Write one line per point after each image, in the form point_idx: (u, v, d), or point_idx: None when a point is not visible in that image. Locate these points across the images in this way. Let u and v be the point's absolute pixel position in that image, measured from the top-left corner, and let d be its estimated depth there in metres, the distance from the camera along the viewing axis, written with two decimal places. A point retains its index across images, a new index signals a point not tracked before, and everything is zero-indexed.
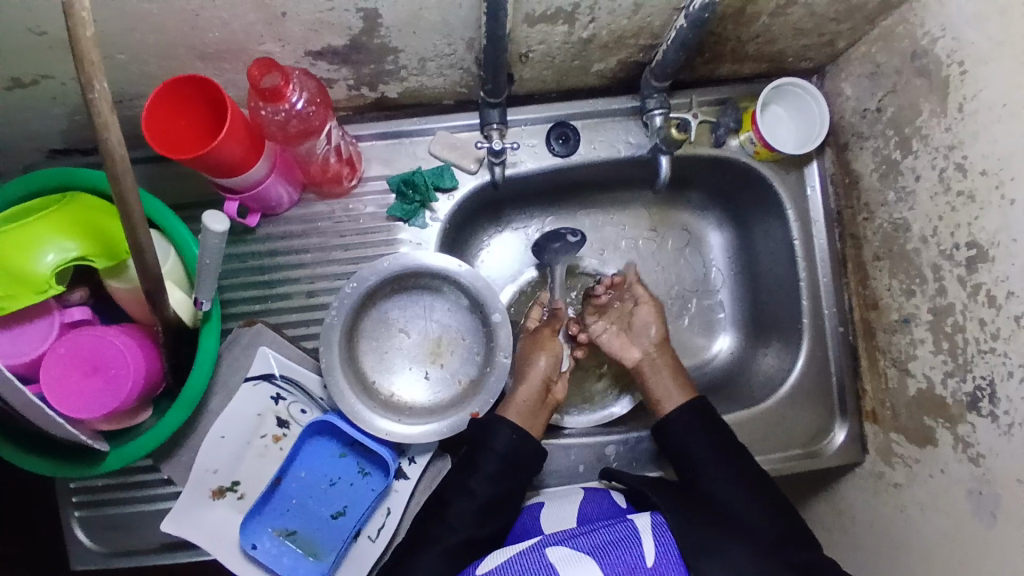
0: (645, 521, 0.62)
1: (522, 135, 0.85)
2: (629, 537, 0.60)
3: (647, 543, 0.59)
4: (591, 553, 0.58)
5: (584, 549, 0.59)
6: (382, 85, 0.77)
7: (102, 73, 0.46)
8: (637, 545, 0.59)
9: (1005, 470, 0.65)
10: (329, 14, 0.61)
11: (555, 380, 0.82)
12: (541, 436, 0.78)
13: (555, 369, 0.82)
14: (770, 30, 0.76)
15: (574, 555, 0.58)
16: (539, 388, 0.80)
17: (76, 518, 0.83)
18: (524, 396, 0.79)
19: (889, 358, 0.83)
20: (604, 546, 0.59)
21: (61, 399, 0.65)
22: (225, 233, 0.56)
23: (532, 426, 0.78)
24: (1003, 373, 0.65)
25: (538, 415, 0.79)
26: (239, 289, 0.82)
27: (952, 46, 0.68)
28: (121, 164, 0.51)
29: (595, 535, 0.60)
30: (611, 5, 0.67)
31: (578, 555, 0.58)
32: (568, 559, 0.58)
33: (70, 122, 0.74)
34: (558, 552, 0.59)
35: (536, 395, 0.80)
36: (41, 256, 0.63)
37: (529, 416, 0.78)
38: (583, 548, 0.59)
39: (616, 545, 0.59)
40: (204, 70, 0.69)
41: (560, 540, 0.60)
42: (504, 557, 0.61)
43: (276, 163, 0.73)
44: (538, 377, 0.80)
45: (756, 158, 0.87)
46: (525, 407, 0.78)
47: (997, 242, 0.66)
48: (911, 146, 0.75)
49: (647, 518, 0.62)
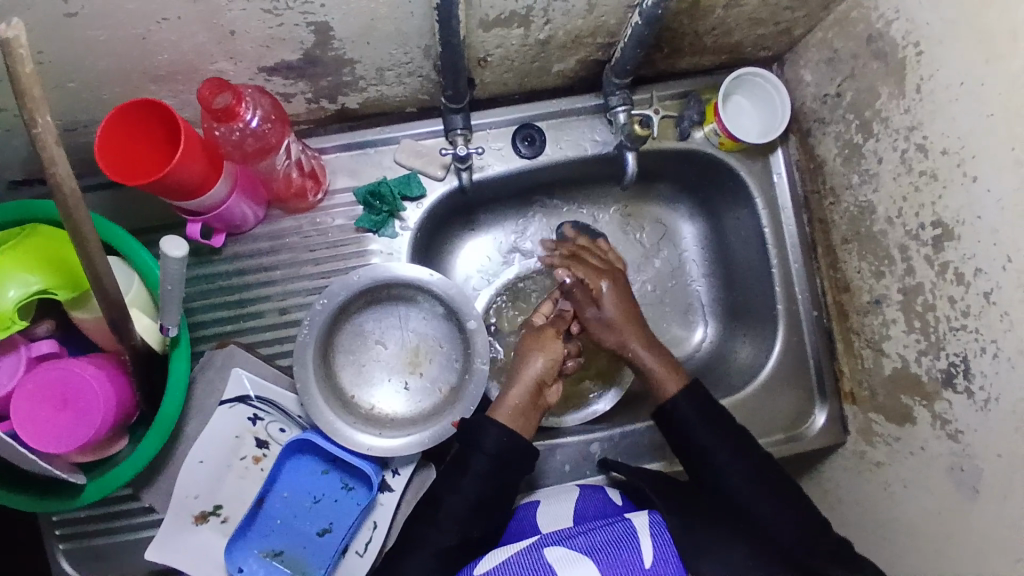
0: (644, 521, 0.61)
1: (488, 138, 0.85)
2: (627, 538, 0.59)
3: (645, 543, 0.58)
4: (588, 554, 0.58)
5: (582, 550, 0.58)
6: (342, 97, 0.76)
7: (45, 108, 0.46)
8: (635, 545, 0.58)
9: (983, 445, 0.66)
10: (279, 30, 0.61)
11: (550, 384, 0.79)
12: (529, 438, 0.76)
13: (552, 372, 0.79)
14: (726, 22, 0.76)
15: (571, 556, 0.58)
16: (535, 388, 0.77)
17: (59, 552, 0.82)
18: (520, 395, 0.76)
19: (863, 339, 0.83)
20: (602, 547, 0.58)
21: (32, 435, 0.64)
22: (185, 257, 0.55)
23: (522, 428, 0.75)
24: (976, 349, 0.66)
25: (529, 415, 0.76)
26: (211, 311, 0.81)
27: (906, 28, 0.69)
28: (71, 195, 0.50)
29: (592, 535, 0.60)
30: (565, 6, 0.67)
31: (576, 555, 0.58)
32: (564, 559, 0.57)
33: (25, 153, 0.73)
34: (556, 552, 0.59)
35: (531, 395, 0.77)
36: (2, 292, 0.62)
37: (521, 416, 0.76)
38: (580, 549, 0.58)
39: (615, 546, 0.58)
40: (158, 92, 0.67)
41: (557, 542, 0.60)
42: (501, 559, 0.61)
43: (237, 182, 0.72)
44: (540, 375, 0.78)
45: (722, 149, 0.87)
46: (519, 407, 0.76)
47: (961, 220, 0.66)
48: (872, 129, 0.76)
49: (645, 518, 0.62)
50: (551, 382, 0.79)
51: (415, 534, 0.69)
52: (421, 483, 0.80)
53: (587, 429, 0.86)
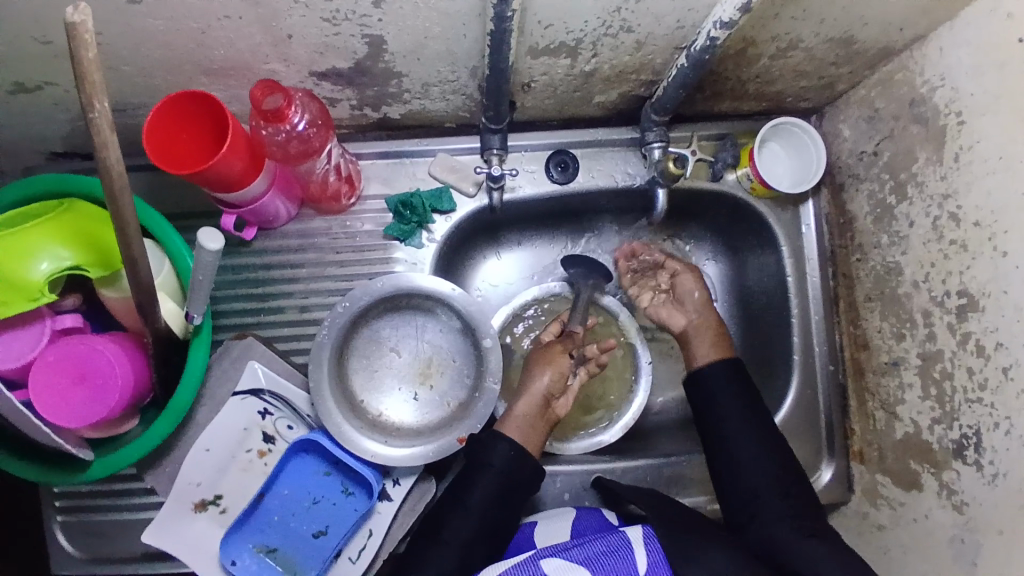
0: (637, 532, 0.63)
1: (522, 161, 0.86)
2: (621, 549, 0.61)
3: (638, 553, 0.60)
4: (583, 564, 0.59)
5: (577, 560, 0.60)
6: (385, 107, 0.77)
7: (102, 93, 0.47)
8: (628, 556, 0.60)
9: (988, 519, 0.65)
10: (334, 39, 0.62)
11: (557, 397, 0.81)
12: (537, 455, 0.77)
13: (557, 387, 0.80)
14: (770, 71, 0.77)
15: (568, 565, 0.59)
16: (540, 402, 0.79)
17: (57, 522, 0.83)
18: (524, 410, 0.78)
19: (878, 400, 0.83)
20: (597, 557, 0.60)
21: (48, 406, 0.65)
22: (219, 250, 0.56)
23: (527, 442, 0.77)
24: (990, 423, 0.66)
25: (536, 429, 0.78)
26: (233, 301, 0.83)
27: (951, 95, 0.69)
28: (118, 178, 0.51)
29: (586, 547, 0.61)
30: (613, 42, 0.68)
31: (571, 565, 0.59)
32: (562, 569, 0.59)
33: (71, 127, 0.74)
34: (552, 563, 0.59)
35: (535, 410, 0.78)
36: (35, 264, 0.63)
37: (527, 430, 0.77)
38: (576, 560, 0.60)
39: (609, 555, 0.60)
40: (208, 85, 0.69)
41: (552, 552, 0.61)
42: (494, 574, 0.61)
43: (275, 180, 0.74)
44: (537, 392, 0.79)
45: (753, 195, 0.88)
46: (524, 421, 0.78)
47: (987, 292, 0.66)
48: (906, 192, 0.76)
49: (638, 530, 0.63)
50: (559, 397, 0.81)
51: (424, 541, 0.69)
52: (419, 496, 0.80)
53: (591, 460, 0.87)
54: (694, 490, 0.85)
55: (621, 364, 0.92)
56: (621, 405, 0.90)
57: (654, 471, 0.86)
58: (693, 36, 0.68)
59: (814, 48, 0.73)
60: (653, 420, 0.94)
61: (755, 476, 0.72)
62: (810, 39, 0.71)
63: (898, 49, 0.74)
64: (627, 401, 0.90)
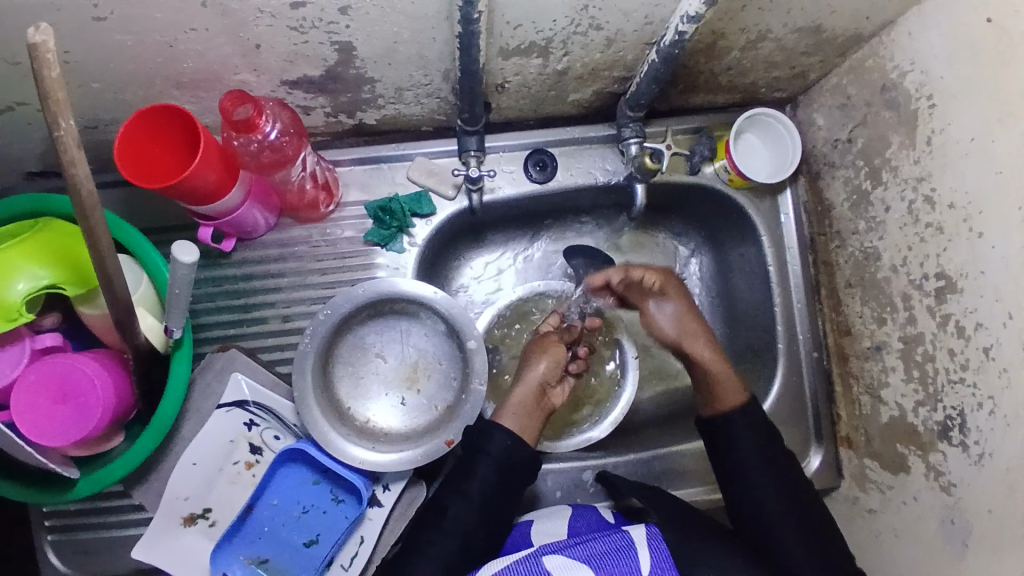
0: (641, 532, 0.63)
1: (500, 161, 0.86)
2: (625, 548, 0.61)
3: (642, 553, 0.61)
4: (586, 562, 0.59)
5: (580, 559, 0.60)
6: (360, 113, 0.77)
7: (68, 111, 0.47)
8: (633, 556, 0.60)
9: (976, 499, 0.66)
10: (304, 47, 0.62)
11: (554, 386, 0.82)
12: (533, 443, 0.77)
13: (554, 375, 0.81)
14: (742, 63, 0.77)
15: (572, 564, 0.59)
16: (538, 390, 0.79)
17: (48, 542, 0.82)
18: (522, 398, 0.78)
19: (862, 385, 0.83)
20: (601, 555, 0.60)
21: (31, 426, 0.64)
22: (195, 263, 0.56)
23: (523, 430, 0.77)
24: (973, 404, 0.66)
25: (533, 418, 0.78)
26: (214, 314, 0.82)
27: (921, 80, 0.69)
28: (88, 196, 0.51)
29: (589, 545, 0.61)
30: (584, 40, 0.68)
31: (574, 563, 0.59)
32: (564, 568, 0.59)
33: (44, 146, 0.74)
34: (555, 560, 0.60)
35: (532, 398, 0.79)
36: (12, 284, 0.63)
37: (523, 419, 0.77)
38: (579, 558, 0.60)
39: (613, 555, 0.60)
40: (180, 98, 0.69)
41: (556, 549, 0.61)
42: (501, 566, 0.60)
43: (251, 190, 0.73)
44: (536, 378, 0.80)
45: (731, 186, 0.88)
46: (521, 408, 0.78)
47: (965, 273, 0.67)
48: (881, 177, 0.76)
49: (642, 529, 0.64)
50: (555, 384, 0.82)
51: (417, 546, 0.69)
52: (411, 499, 0.80)
53: (582, 457, 0.87)
54: (686, 482, 0.86)
55: (607, 360, 0.93)
56: (610, 400, 0.90)
57: (645, 466, 0.86)
58: (662, 31, 0.68)
59: (783, 38, 0.73)
60: (642, 414, 0.94)
61: None
62: (780, 29, 0.71)
63: (867, 36, 0.75)
64: (615, 396, 0.90)
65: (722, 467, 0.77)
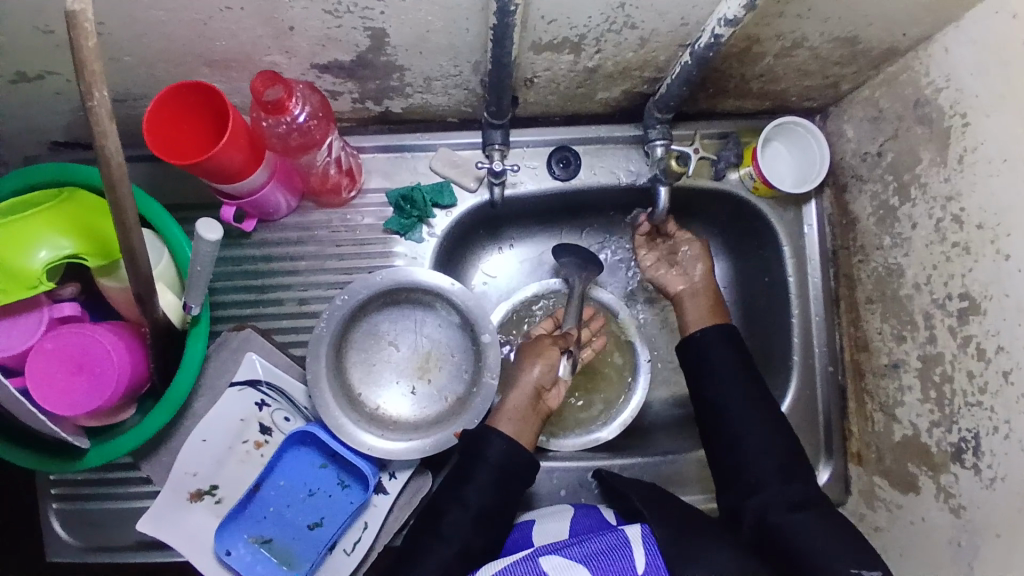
0: (636, 531, 0.63)
1: (524, 157, 0.85)
2: (620, 547, 0.61)
3: (637, 553, 0.60)
4: (582, 562, 0.59)
5: (576, 559, 0.60)
6: (387, 100, 0.77)
7: (102, 82, 0.47)
8: (628, 555, 0.60)
9: (985, 524, 0.65)
10: (336, 31, 0.62)
11: (549, 389, 0.81)
12: (531, 446, 0.77)
13: (548, 379, 0.80)
14: (774, 70, 0.76)
15: (567, 563, 0.59)
16: (533, 393, 0.79)
17: (55, 511, 0.83)
18: (513, 403, 0.78)
19: (876, 402, 0.82)
20: (597, 555, 0.60)
21: (47, 394, 0.65)
22: (218, 241, 0.56)
23: (521, 433, 0.77)
24: (988, 427, 0.65)
25: (529, 421, 0.78)
26: (232, 293, 0.83)
27: (956, 97, 0.68)
28: (117, 168, 0.51)
29: (586, 545, 0.61)
30: (617, 38, 0.67)
31: (570, 563, 0.59)
32: (560, 568, 0.59)
33: (73, 117, 0.74)
34: (551, 560, 0.59)
35: (528, 400, 0.78)
36: (35, 252, 0.64)
37: (520, 423, 0.77)
38: (575, 558, 0.60)
39: (608, 555, 0.60)
40: (209, 76, 0.69)
41: (552, 549, 0.61)
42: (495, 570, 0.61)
43: (276, 171, 0.73)
44: (529, 382, 0.79)
45: (755, 194, 0.88)
46: (517, 412, 0.77)
47: (989, 295, 0.66)
48: (909, 193, 0.75)
49: (638, 528, 0.63)
50: (551, 387, 0.81)
51: (421, 536, 0.69)
52: (416, 489, 0.80)
53: (588, 456, 0.87)
54: (692, 489, 0.86)
55: (617, 362, 0.92)
56: (619, 402, 0.90)
57: (652, 470, 0.86)
58: (696, 34, 0.68)
59: (818, 47, 0.72)
60: (651, 418, 0.94)
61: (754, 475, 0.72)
62: (815, 38, 0.70)
63: (904, 50, 0.73)
64: (625, 397, 0.90)
65: (708, 421, 0.76)
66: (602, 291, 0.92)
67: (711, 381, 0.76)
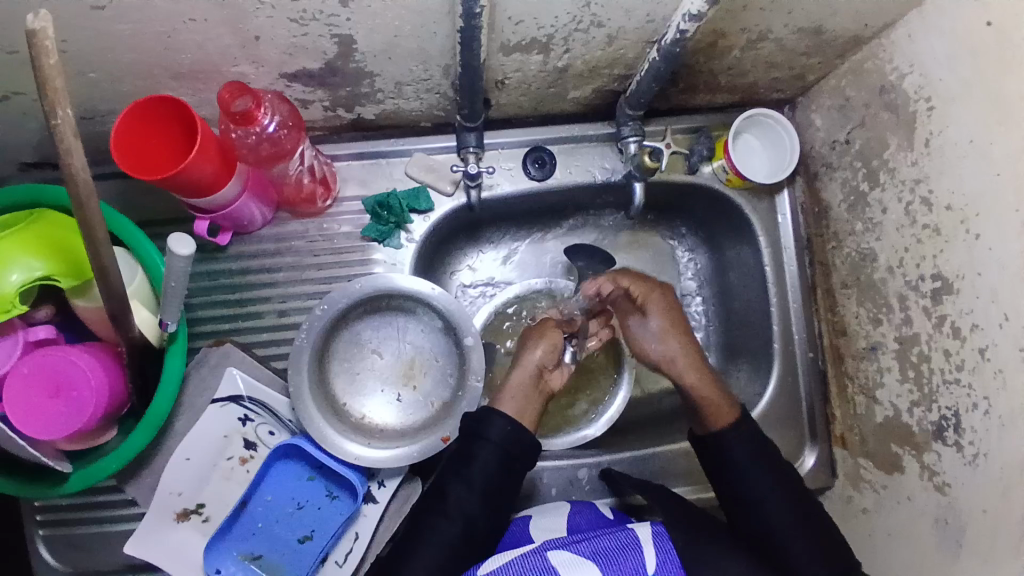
0: (647, 531, 0.63)
1: (499, 158, 0.86)
2: (630, 545, 0.61)
3: (647, 553, 0.60)
4: (591, 558, 0.59)
5: (586, 556, 0.59)
6: (359, 107, 0.77)
7: (65, 99, 0.46)
8: (638, 553, 0.60)
9: (970, 500, 0.66)
10: (304, 39, 0.62)
11: (550, 371, 0.82)
12: (535, 425, 0.77)
13: (551, 359, 0.81)
14: (742, 63, 0.77)
15: (576, 559, 0.59)
16: (533, 373, 0.79)
17: (39, 537, 0.81)
18: (517, 381, 0.79)
19: (857, 385, 0.84)
20: (606, 552, 0.60)
21: (23, 419, 0.63)
22: (190, 256, 0.56)
23: (523, 413, 0.76)
24: (968, 404, 0.67)
25: (530, 401, 0.78)
26: (210, 307, 0.82)
27: (920, 82, 0.70)
28: (84, 185, 0.51)
29: (595, 542, 0.61)
30: (585, 37, 0.68)
31: (578, 559, 0.59)
32: (570, 562, 0.59)
33: (40, 137, 0.73)
34: (560, 556, 0.59)
35: (528, 381, 0.79)
36: (6, 275, 0.62)
37: (522, 403, 0.77)
38: (584, 554, 0.60)
39: (618, 552, 0.60)
40: (177, 90, 0.68)
41: (562, 546, 0.61)
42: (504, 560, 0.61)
43: (248, 183, 0.73)
44: (529, 362, 0.80)
45: (729, 186, 0.88)
46: (519, 392, 0.78)
47: (962, 275, 0.67)
48: (879, 178, 0.77)
49: (648, 529, 0.64)
50: (552, 368, 0.82)
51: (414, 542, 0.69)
52: (405, 497, 0.80)
53: (577, 454, 0.87)
54: (680, 480, 0.86)
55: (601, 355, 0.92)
56: (607, 398, 0.90)
57: (641, 463, 0.87)
58: (664, 30, 0.68)
59: (783, 39, 0.73)
60: (638, 413, 0.94)
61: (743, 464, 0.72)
62: (780, 30, 0.71)
63: (867, 38, 0.75)
64: (611, 394, 0.90)
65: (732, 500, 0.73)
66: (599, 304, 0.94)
67: (728, 467, 0.74)
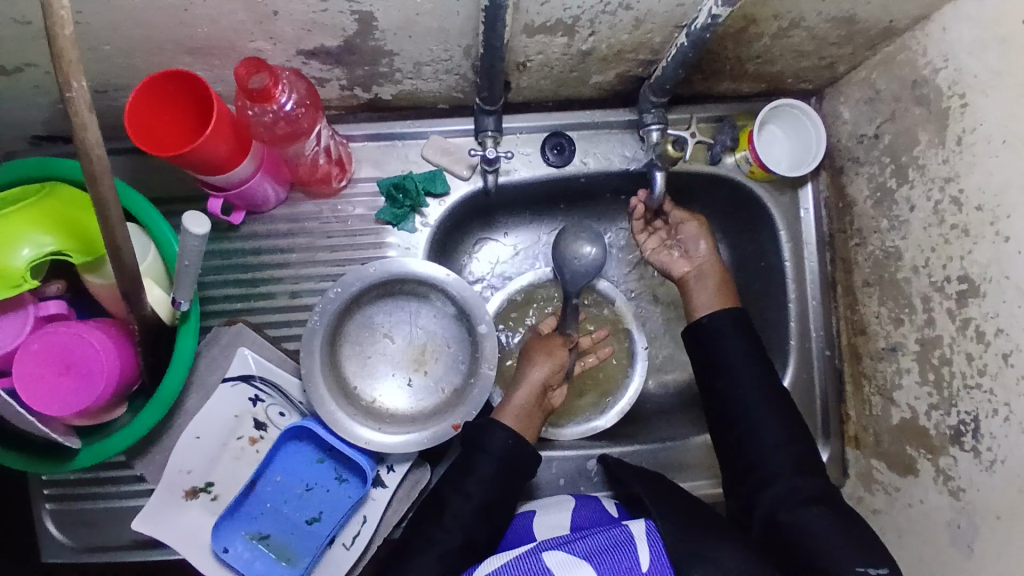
0: (640, 527, 0.63)
1: (517, 142, 0.84)
2: (624, 544, 0.60)
3: (642, 550, 0.60)
4: (586, 558, 0.58)
5: (580, 556, 0.59)
6: (376, 87, 0.75)
7: (80, 72, 0.45)
8: (632, 552, 0.59)
9: (985, 504, 0.65)
10: (322, 15, 0.60)
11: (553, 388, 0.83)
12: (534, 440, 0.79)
13: (555, 378, 0.82)
14: (771, 51, 0.75)
15: (572, 560, 0.58)
16: (539, 392, 0.80)
17: (47, 510, 0.81)
18: (523, 400, 0.79)
19: (874, 385, 0.82)
20: (601, 552, 0.59)
21: (34, 396, 0.63)
22: (205, 235, 0.55)
23: (525, 429, 0.78)
24: (988, 410, 0.65)
25: (533, 418, 0.79)
26: (222, 286, 0.81)
27: (953, 77, 0.67)
28: (98, 159, 0.49)
29: (590, 541, 0.60)
30: (611, 20, 0.66)
31: (574, 560, 0.58)
32: (565, 564, 0.58)
33: (53, 111, 0.72)
34: (554, 556, 0.59)
35: (534, 399, 0.79)
36: (17, 251, 0.61)
37: (526, 418, 0.78)
38: (580, 554, 0.59)
39: (613, 552, 0.59)
40: (192, 65, 0.67)
41: (555, 546, 0.60)
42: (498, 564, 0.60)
43: (263, 162, 0.72)
44: (536, 381, 0.80)
45: (751, 177, 0.87)
46: (523, 409, 0.79)
47: (988, 277, 0.65)
48: (906, 175, 0.75)
49: (641, 524, 0.63)
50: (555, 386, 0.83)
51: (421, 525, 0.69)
52: (414, 482, 0.79)
53: (588, 444, 0.86)
54: (690, 475, 0.86)
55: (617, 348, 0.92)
56: (614, 393, 0.90)
57: (652, 456, 0.86)
58: (692, 14, 0.66)
59: (815, 27, 0.71)
60: (648, 405, 0.94)
61: (755, 462, 0.72)
62: (813, 18, 0.69)
63: (902, 29, 0.72)
64: (622, 387, 0.89)
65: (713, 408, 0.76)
66: (602, 283, 0.91)
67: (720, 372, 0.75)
